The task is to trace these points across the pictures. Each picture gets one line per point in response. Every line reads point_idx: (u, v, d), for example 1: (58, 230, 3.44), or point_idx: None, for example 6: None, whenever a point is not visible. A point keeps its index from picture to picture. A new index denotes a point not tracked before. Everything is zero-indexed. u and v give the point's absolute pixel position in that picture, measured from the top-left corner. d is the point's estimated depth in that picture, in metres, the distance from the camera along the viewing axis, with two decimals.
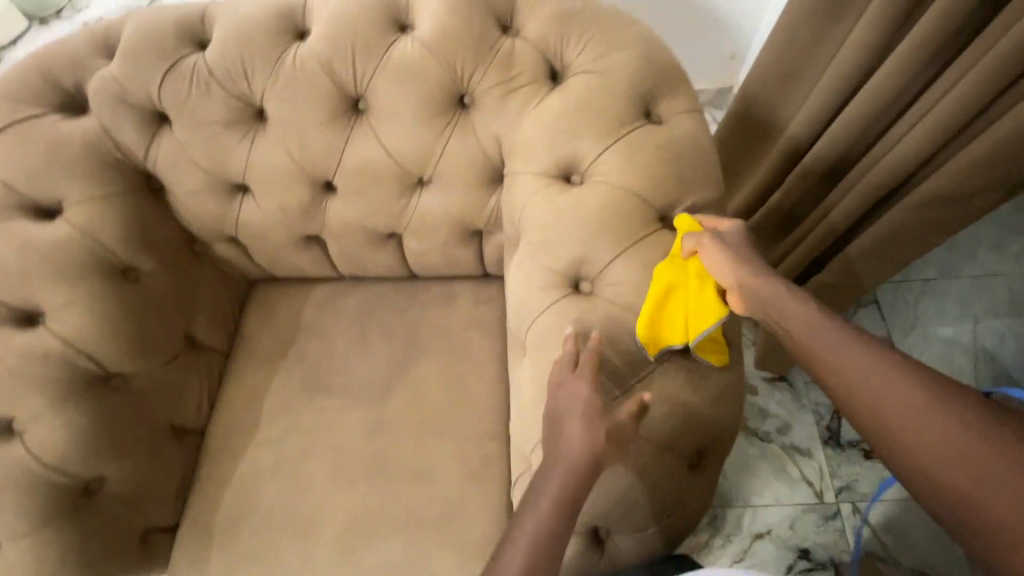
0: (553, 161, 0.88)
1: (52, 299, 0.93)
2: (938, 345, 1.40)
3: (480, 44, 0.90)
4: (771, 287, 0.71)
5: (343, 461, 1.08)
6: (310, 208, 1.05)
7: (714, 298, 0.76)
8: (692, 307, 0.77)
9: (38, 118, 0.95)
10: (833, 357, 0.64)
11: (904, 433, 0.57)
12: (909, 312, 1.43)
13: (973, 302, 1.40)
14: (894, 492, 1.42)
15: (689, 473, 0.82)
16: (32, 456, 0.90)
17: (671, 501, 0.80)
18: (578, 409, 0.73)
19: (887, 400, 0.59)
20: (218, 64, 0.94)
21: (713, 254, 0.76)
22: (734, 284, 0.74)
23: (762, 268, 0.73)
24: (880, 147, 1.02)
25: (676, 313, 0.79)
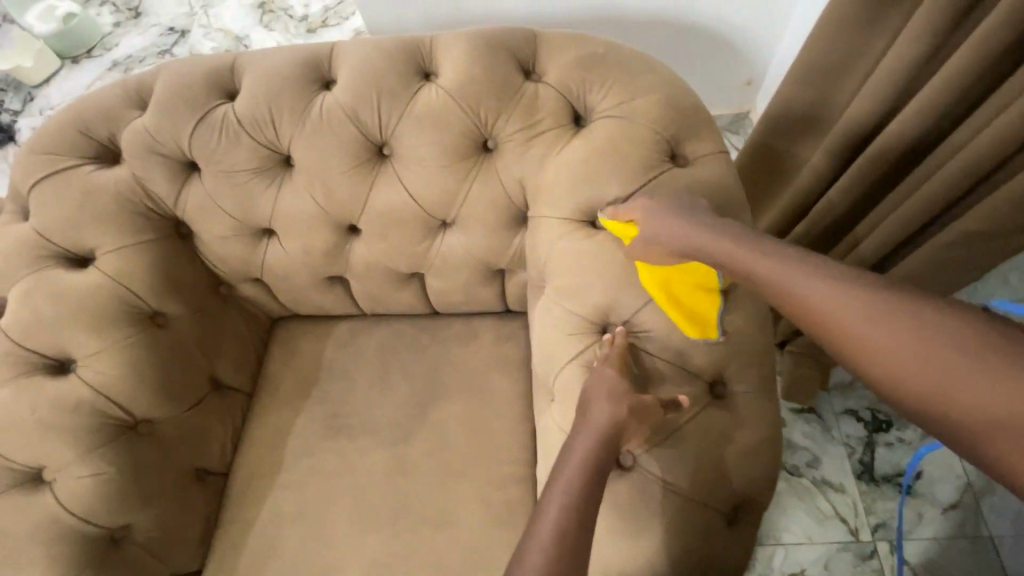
0: (578, 205, 0.88)
1: (84, 347, 0.95)
2: None
3: (504, 90, 0.91)
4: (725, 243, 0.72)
5: (366, 506, 1.06)
6: (334, 251, 1.06)
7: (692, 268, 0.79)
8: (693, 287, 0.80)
9: (74, 169, 0.98)
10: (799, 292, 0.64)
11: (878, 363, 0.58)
12: None
13: None
14: (933, 529, 1.37)
15: (727, 528, 0.79)
16: (62, 505, 0.91)
17: (708, 558, 0.77)
18: (583, 434, 0.72)
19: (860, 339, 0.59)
20: (246, 113, 0.96)
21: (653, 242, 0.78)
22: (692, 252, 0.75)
23: (710, 229, 0.75)
24: (911, 182, 1.00)
25: (691, 299, 0.80)
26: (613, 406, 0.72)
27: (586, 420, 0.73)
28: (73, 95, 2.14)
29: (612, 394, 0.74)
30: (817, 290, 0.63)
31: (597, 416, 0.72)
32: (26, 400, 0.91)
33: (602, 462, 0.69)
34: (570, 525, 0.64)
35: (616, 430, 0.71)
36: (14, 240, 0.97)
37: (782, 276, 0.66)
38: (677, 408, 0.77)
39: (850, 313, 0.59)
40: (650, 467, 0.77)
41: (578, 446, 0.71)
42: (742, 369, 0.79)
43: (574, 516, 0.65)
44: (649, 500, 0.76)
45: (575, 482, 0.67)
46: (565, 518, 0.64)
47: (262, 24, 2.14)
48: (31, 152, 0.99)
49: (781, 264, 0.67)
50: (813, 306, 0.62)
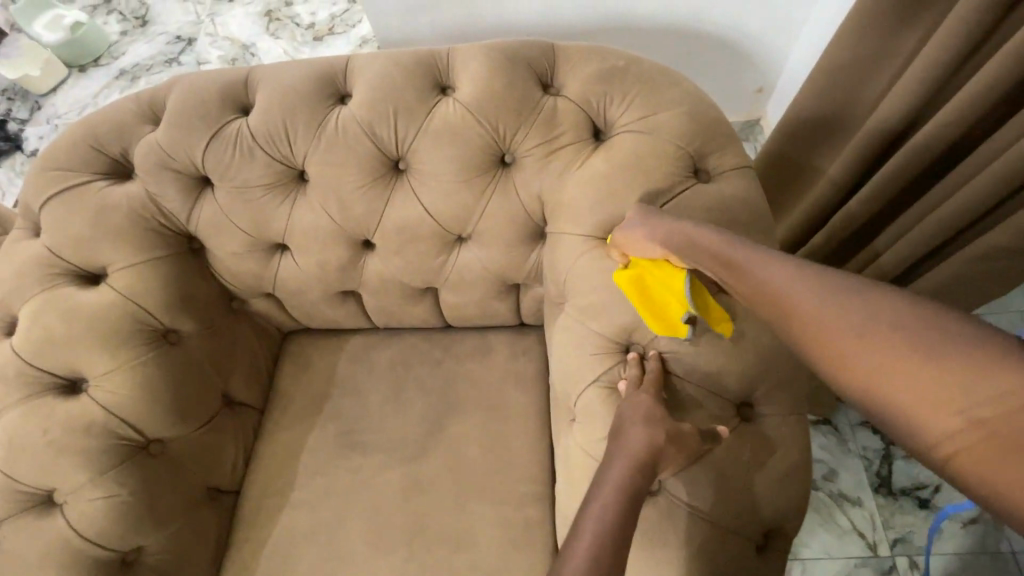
0: (599, 221, 0.86)
1: (96, 366, 0.93)
2: None
3: (523, 105, 0.90)
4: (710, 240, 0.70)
5: (380, 525, 1.05)
6: (348, 266, 1.04)
7: (670, 267, 0.75)
8: (662, 287, 0.76)
9: (86, 185, 0.97)
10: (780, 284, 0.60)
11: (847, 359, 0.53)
12: None
13: None
14: (954, 544, 1.34)
15: (756, 555, 0.77)
16: (74, 528, 0.90)
17: None
18: (617, 457, 0.69)
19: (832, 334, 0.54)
20: (260, 128, 0.94)
21: (631, 242, 0.78)
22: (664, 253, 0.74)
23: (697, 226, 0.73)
24: (935, 194, 0.98)
25: (661, 304, 0.77)
26: (649, 431, 0.70)
27: (621, 446, 0.70)
28: (80, 104, 2.14)
29: (648, 420, 0.71)
30: (781, 280, 0.60)
31: (633, 442, 0.69)
32: (37, 421, 0.89)
33: (639, 489, 0.67)
34: (606, 554, 0.61)
35: (652, 454, 0.69)
36: (26, 258, 0.96)
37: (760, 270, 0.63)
38: (714, 440, 0.74)
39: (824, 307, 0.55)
40: (678, 494, 0.75)
41: (612, 470, 0.68)
42: (770, 389, 0.77)
43: (609, 544, 0.61)
44: (677, 526, 0.74)
45: (609, 508, 0.65)
46: (599, 545, 0.61)
47: (269, 32, 2.14)
48: (43, 167, 0.98)
49: (750, 256, 0.65)
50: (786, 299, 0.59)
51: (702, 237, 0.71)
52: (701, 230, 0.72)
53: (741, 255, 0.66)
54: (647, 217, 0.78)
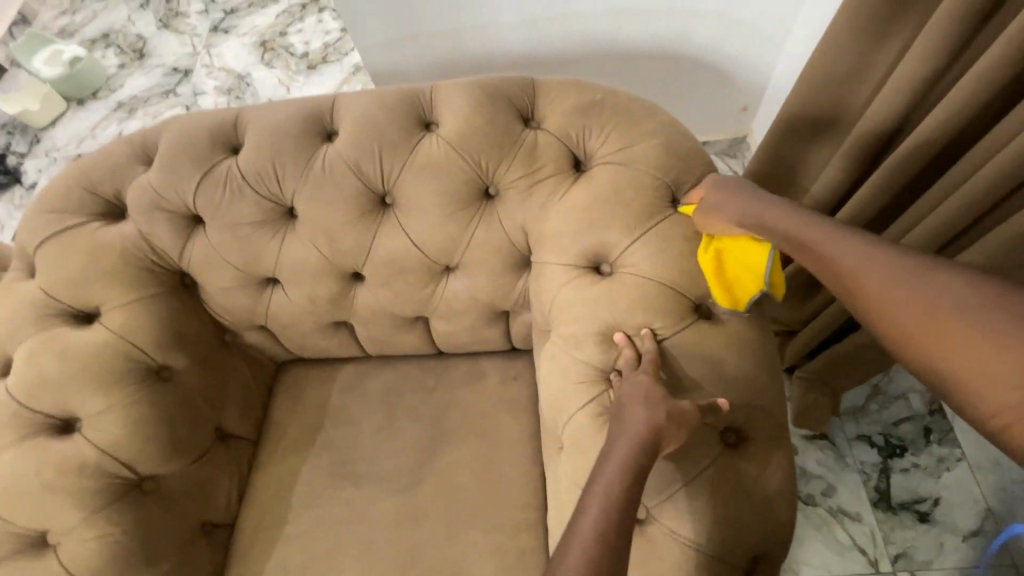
0: (582, 251, 0.88)
1: (90, 405, 0.93)
2: None
3: (505, 139, 0.92)
4: (743, 205, 0.75)
5: (375, 555, 1.06)
6: (339, 298, 1.06)
7: (755, 243, 0.75)
8: (745, 259, 0.76)
9: (80, 226, 0.99)
10: (806, 233, 0.68)
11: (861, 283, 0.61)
12: None
13: None
14: (956, 559, 1.33)
15: None
16: (69, 569, 0.90)
17: None
18: (619, 447, 0.69)
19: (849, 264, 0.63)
20: (250, 167, 0.96)
21: (715, 209, 0.79)
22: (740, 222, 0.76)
23: (740, 194, 0.77)
24: (899, 226, 0.99)
25: (733, 270, 0.78)
26: (649, 414, 0.70)
27: (623, 431, 0.70)
28: (78, 137, 2.18)
29: (649, 401, 0.72)
30: (800, 231, 0.69)
31: (636, 423, 0.70)
32: (30, 464, 0.89)
33: (640, 471, 0.67)
34: (601, 557, 0.61)
35: (653, 437, 0.69)
36: (21, 299, 0.97)
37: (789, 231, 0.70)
38: (712, 412, 0.75)
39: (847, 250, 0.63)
40: (666, 522, 0.75)
41: (610, 459, 0.68)
42: (751, 417, 0.78)
43: (604, 545, 0.62)
44: (666, 557, 0.75)
45: (606, 507, 0.65)
46: (594, 546, 0.62)
47: (263, 62, 2.18)
48: (38, 210, 1.00)
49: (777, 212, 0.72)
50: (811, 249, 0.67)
51: (775, 204, 0.73)
52: (740, 193, 0.77)
53: (769, 212, 0.73)
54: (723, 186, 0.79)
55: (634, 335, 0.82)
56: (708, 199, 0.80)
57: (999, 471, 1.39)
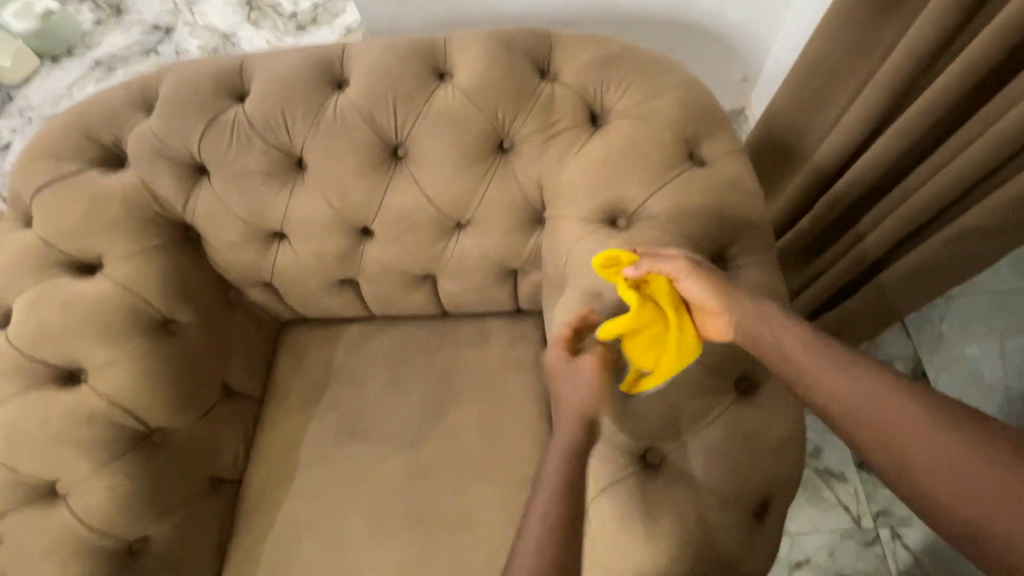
0: (598, 205, 0.88)
1: (95, 356, 0.92)
2: (967, 360, 1.45)
3: (522, 91, 0.90)
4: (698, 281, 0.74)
5: (383, 508, 1.07)
6: (347, 253, 1.05)
7: (693, 336, 0.75)
8: (671, 344, 0.75)
9: (78, 174, 0.95)
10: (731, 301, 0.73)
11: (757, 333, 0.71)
12: (934, 331, 1.51)
13: (996, 318, 1.43)
14: (922, 532, 1.39)
15: (755, 523, 0.78)
16: (79, 519, 0.88)
17: (741, 555, 0.76)
18: (562, 437, 0.78)
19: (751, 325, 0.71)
20: (258, 116, 0.93)
21: (688, 280, 0.74)
22: (714, 309, 0.74)
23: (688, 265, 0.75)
24: (909, 186, 1.04)
25: (649, 340, 0.76)
26: (592, 391, 0.79)
27: (568, 412, 0.79)
28: (54, 96, 2.08)
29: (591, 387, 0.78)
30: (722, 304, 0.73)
31: (580, 396, 0.79)
32: (36, 414, 0.88)
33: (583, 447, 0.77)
34: (561, 516, 0.71)
35: (592, 413, 0.78)
36: (18, 248, 0.94)
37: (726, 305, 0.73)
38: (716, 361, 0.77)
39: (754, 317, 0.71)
40: (682, 464, 0.78)
41: (562, 435, 0.78)
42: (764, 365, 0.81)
43: (563, 504, 0.72)
44: (681, 501, 0.76)
45: (560, 475, 0.74)
46: (556, 507, 0.71)
47: (250, 21, 2.10)
48: (33, 157, 0.96)
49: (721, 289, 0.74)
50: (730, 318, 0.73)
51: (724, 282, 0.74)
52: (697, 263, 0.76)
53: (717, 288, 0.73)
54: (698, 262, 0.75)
55: None
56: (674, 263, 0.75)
57: None
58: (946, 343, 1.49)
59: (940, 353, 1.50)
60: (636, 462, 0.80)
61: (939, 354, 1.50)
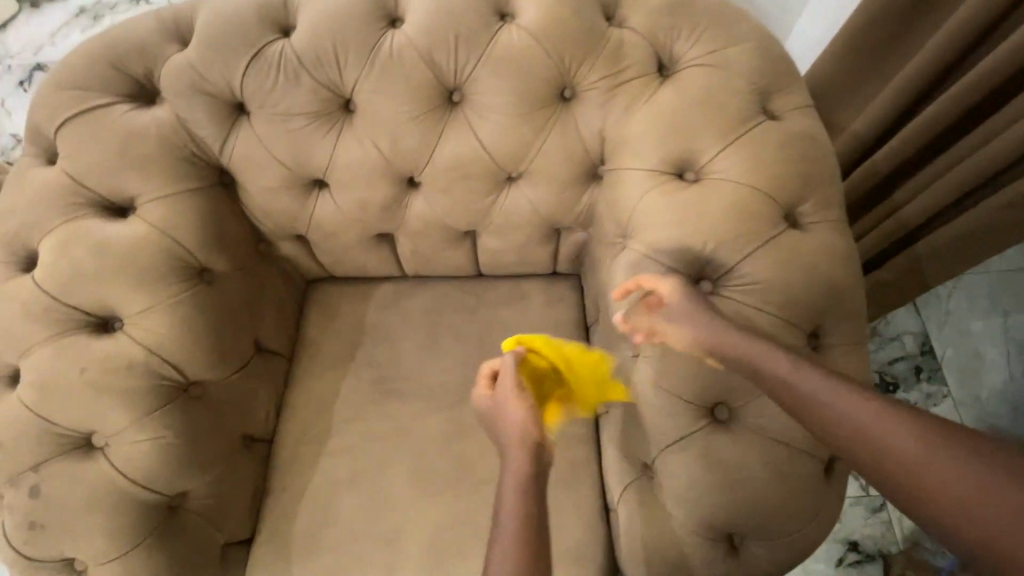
0: (666, 157, 0.85)
1: (131, 303, 0.86)
2: (972, 339, 1.50)
3: (590, 35, 0.86)
4: (699, 314, 0.76)
5: (424, 467, 1.05)
6: (391, 205, 1.00)
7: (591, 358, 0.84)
8: (587, 375, 0.83)
9: (108, 108, 0.88)
10: (713, 337, 0.74)
11: (742, 359, 0.71)
12: (941, 306, 1.54)
13: (1005, 297, 1.49)
14: (903, 526, 1.42)
15: (825, 479, 0.77)
16: (119, 472, 0.83)
17: (811, 509, 0.76)
18: (514, 459, 0.72)
19: (736, 352, 0.72)
20: (307, 51, 0.87)
21: (673, 318, 0.77)
22: (702, 344, 0.75)
23: (693, 300, 0.77)
24: (960, 149, 1.05)
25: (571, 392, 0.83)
26: (523, 414, 0.75)
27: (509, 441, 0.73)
28: None
29: (524, 403, 0.76)
30: (705, 338, 0.74)
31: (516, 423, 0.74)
32: (70, 362, 0.83)
33: (534, 471, 0.71)
34: (527, 538, 0.64)
35: (530, 436, 0.73)
36: (43, 186, 0.87)
37: (710, 342, 0.74)
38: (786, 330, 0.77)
39: (745, 347, 0.72)
40: (752, 419, 0.77)
41: (509, 464, 0.71)
42: (840, 319, 0.78)
43: (526, 523, 0.65)
44: (750, 452, 0.76)
45: (519, 498, 0.68)
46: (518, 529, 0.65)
47: None
48: (56, 87, 0.89)
49: (708, 322, 0.75)
50: (721, 351, 0.73)
51: (716, 321, 0.74)
52: (692, 301, 0.77)
53: (710, 328, 0.74)
54: (688, 299, 0.77)
55: (721, 244, 0.80)
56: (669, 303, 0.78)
57: (981, 405, 1.44)
58: (953, 317, 1.52)
59: (946, 329, 1.53)
60: (704, 417, 0.80)
61: (945, 330, 1.53)
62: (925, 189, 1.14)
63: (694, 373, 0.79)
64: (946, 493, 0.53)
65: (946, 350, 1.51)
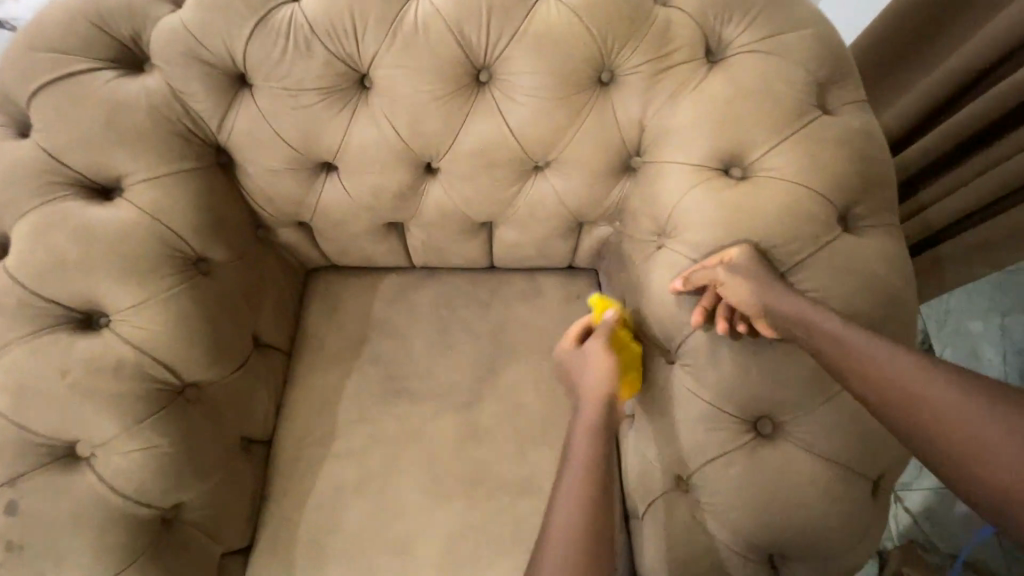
0: (712, 152, 0.79)
1: (120, 297, 0.77)
2: (967, 342, 1.38)
3: (636, 14, 0.79)
4: (768, 280, 0.73)
5: (436, 472, 0.99)
6: (406, 192, 0.92)
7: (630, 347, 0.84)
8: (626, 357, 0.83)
9: (89, 74, 0.78)
10: (772, 300, 0.72)
11: (799, 322, 0.70)
12: (941, 306, 1.44)
13: (1004, 299, 1.36)
14: (931, 480, 1.35)
15: (872, 499, 0.74)
16: (106, 485, 0.75)
17: (856, 529, 0.73)
18: (586, 410, 0.72)
19: (794, 317, 0.70)
20: (319, 18, 0.78)
21: (734, 280, 0.73)
22: (764, 311, 0.72)
23: (764, 269, 0.74)
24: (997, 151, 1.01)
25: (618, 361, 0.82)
26: (598, 371, 0.76)
27: (584, 393, 0.75)
28: None
29: (606, 359, 0.78)
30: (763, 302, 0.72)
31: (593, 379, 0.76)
32: (51, 362, 0.74)
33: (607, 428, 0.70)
34: (591, 497, 0.62)
35: (608, 389, 0.74)
36: (14, 161, 0.77)
37: (767, 305, 0.72)
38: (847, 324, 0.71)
39: (805, 312, 0.70)
40: (798, 436, 0.74)
41: (580, 419, 0.71)
42: (893, 330, 0.74)
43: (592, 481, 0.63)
44: (796, 471, 0.73)
45: (589, 451, 0.66)
46: (584, 484, 0.63)
47: None
48: (26, 48, 0.78)
49: (771, 284, 0.73)
50: (778, 315, 0.71)
51: (782, 289, 0.72)
52: (766, 269, 0.74)
53: (771, 294, 0.72)
54: (760, 268, 0.74)
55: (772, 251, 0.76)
56: (733, 268, 0.74)
57: None
58: (950, 318, 1.41)
59: (945, 329, 1.42)
60: (748, 432, 0.76)
61: (943, 330, 1.42)
62: (956, 191, 1.10)
63: (739, 387, 0.75)
64: (976, 430, 0.54)
65: (942, 351, 1.40)
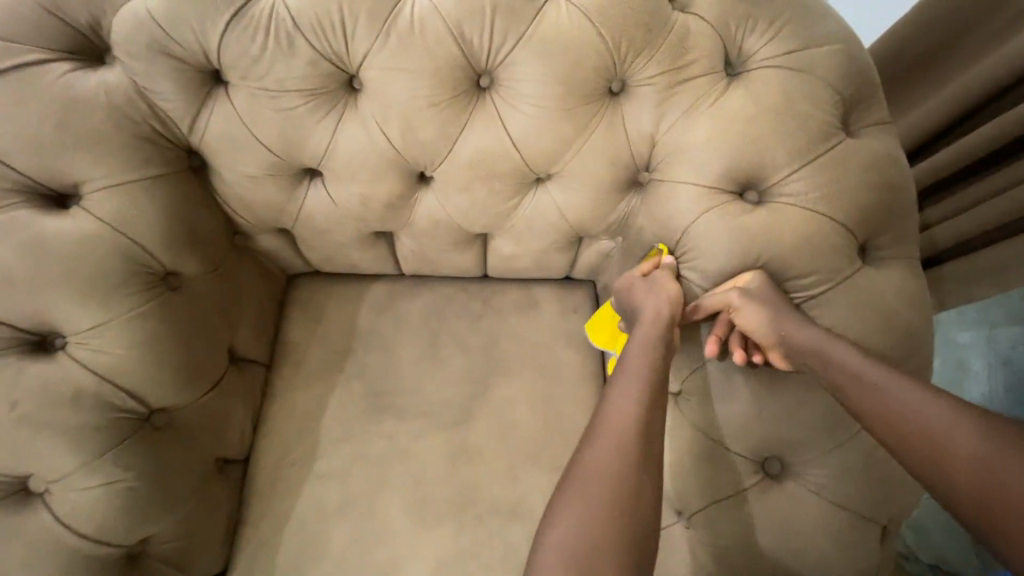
0: (729, 173, 0.74)
1: (79, 318, 0.70)
2: None
3: (653, 19, 0.72)
4: (782, 308, 0.69)
5: (424, 495, 0.94)
6: (397, 201, 0.86)
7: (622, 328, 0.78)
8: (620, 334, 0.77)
9: (40, 66, 0.69)
10: (784, 329, 0.68)
11: (813, 355, 0.66)
12: None
13: None
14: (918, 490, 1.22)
15: (881, 544, 0.72)
16: (64, 523, 0.70)
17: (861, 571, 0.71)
18: (644, 330, 0.73)
19: (809, 347, 0.66)
20: (303, 11, 0.70)
21: (746, 309, 0.70)
22: (776, 341, 0.69)
23: (779, 297, 0.70)
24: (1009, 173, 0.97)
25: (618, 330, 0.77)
26: (659, 302, 0.75)
27: (647, 316, 0.74)
28: None
29: (674, 295, 0.75)
30: (776, 330, 0.69)
31: (656, 304, 0.75)
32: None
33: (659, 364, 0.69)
34: (630, 432, 0.61)
35: (666, 320, 0.74)
36: None
37: (782, 334, 0.68)
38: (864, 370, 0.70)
39: (822, 344, 0.66)
40: (808, 477, 0.71)
41: (634, 349, 0.71)
42: (911, 369, 0.71)
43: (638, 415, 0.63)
44: (803, 514, 0.71)
45: (639, 381, 0.66)
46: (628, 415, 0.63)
47: None
48: None
49: (784, 312, 0.69)
50: (793, 345, 0.68)
51: (795, 318, 0.68)
52: (780, 298, 0.70)
53: (784, 322, 0.68)
54: (775, 295, 0.70)
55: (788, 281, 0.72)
56: (748, 295, 0.70)
57: None
58: None
59: None
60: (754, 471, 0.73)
61: None
62: (966, 211, 1.07)
63: (749, 424, 0.73)
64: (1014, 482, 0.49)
65: None
